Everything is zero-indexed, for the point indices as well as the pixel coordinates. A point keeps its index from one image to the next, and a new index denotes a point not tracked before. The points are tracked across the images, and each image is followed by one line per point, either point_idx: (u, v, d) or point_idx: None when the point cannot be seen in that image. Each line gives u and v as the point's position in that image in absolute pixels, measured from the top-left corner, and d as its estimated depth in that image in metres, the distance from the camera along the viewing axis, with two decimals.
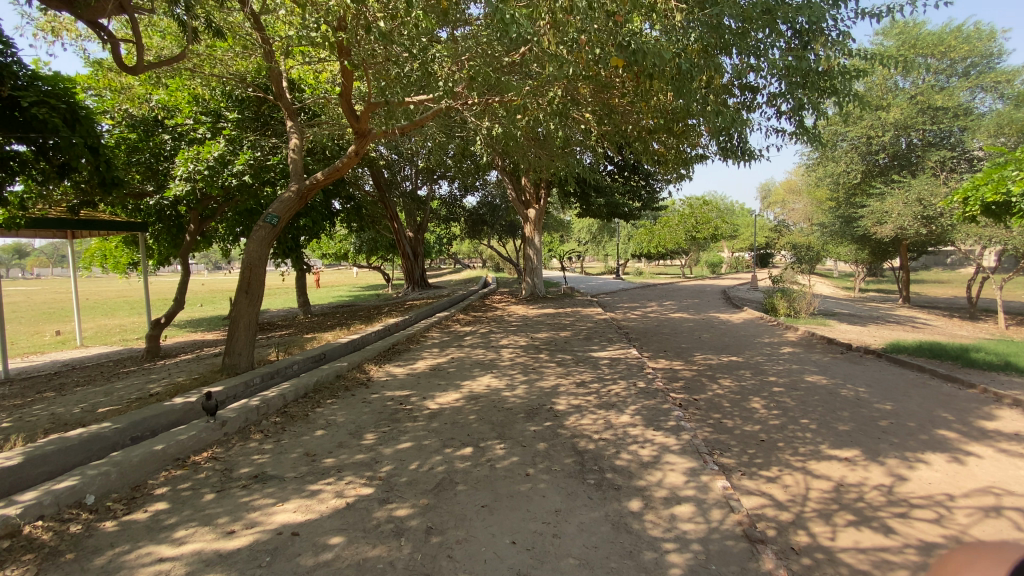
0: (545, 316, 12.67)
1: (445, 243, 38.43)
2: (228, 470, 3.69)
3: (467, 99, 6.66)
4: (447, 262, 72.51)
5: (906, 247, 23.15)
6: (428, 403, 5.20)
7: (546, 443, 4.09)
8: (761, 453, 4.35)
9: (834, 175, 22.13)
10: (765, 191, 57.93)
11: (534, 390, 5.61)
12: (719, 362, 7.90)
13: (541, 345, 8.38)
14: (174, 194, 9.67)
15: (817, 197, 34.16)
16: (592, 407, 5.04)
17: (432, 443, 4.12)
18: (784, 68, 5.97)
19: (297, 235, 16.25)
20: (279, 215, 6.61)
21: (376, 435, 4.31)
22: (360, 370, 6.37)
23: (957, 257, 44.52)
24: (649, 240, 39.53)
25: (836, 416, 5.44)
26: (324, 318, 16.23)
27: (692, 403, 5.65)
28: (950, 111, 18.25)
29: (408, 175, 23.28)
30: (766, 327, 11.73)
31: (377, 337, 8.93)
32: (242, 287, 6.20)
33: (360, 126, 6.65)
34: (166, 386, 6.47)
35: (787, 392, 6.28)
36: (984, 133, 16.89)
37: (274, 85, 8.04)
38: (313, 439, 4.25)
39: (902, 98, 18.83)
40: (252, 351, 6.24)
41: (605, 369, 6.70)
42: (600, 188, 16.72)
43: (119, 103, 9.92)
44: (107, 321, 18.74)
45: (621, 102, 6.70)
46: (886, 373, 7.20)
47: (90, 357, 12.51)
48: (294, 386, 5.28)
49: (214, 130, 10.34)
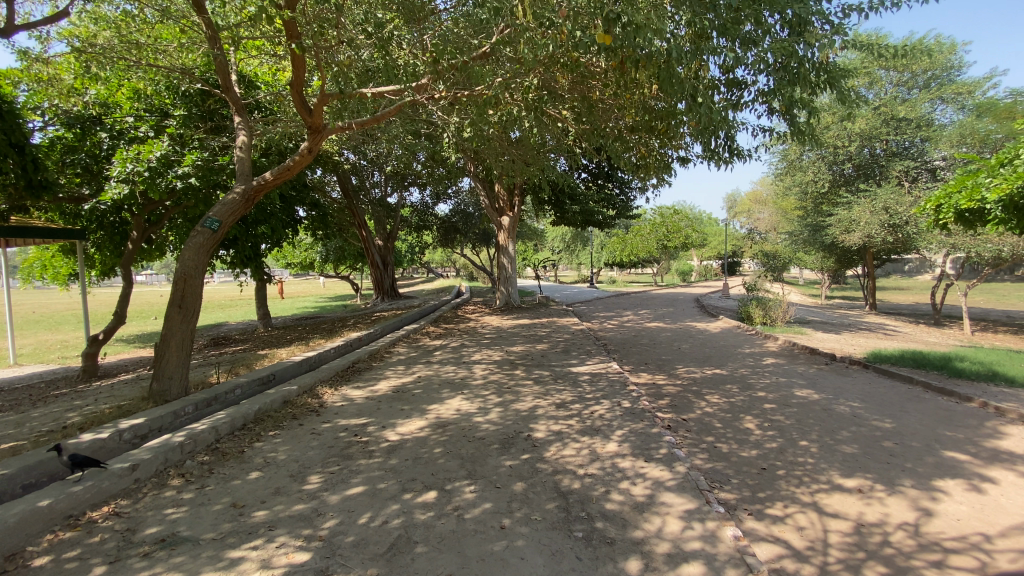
0: (519, 328, 12.09)
1: (416, 253, 37.61)
2: (130, 532, 2.95)
3: (435, 92, 6.04)
4: (420, 271, 71.50)
5: (873, 255, 23.57)
6: (387, 433, 4.54)
7: (524, 483, 3.49)
8: (765, 485, 3.85)
9: (802, 184, 22.38)
10: (731, 201, 59.10)
11: (509, 415, 5.01)
12: (704, 376, 7.44)
13: (515, 360, 7.79)
14: (109, 198, 8.77)
15: (784, 206, 34.82)
16: (574, 435, 4.47)
17: (389, 487, 3.48)
18: (774, 64, 5.46)
19: (256, 245, 15.29)
20: (221, 219, 5.87)
21: (322, 478, 3.64)
22: (312, 394, 5.68)
23: (915, 262, 46.11)
24: (622, 249, 39.51)
25: (837, 436, 5.01)
26: (285, 332, 15.23)
27: (682, 425, 5.14)
28: (914, 122, 18.64)
29: (376, 182, 22.49)
30: (745, 337, 11.43)
31: (337, 353, 8.22)
32: (174, 300, 5.42)
33: (314, 120, 6.02)
34: (85, 414, 5.61)
35: (780, 409, 5.85)
36: (948, 143, 17.19)
37: (219, 76, 7.27)
38: (244, 485, 3.55)
39: (867, 108, 19.12)
40: (186, 374, 5.45)
41: (586, 387, 6.15)
42: (574, 195, 16.33)
43: (47, 97, 8.85)
44: (46, 336, 17.25)
45: (601, 95, 6.20)
46: (877, 386, 6.87)
47: (19, 377, 11.30)
48: (231, 416, 4.57)
49: (158, 129, 9.51)
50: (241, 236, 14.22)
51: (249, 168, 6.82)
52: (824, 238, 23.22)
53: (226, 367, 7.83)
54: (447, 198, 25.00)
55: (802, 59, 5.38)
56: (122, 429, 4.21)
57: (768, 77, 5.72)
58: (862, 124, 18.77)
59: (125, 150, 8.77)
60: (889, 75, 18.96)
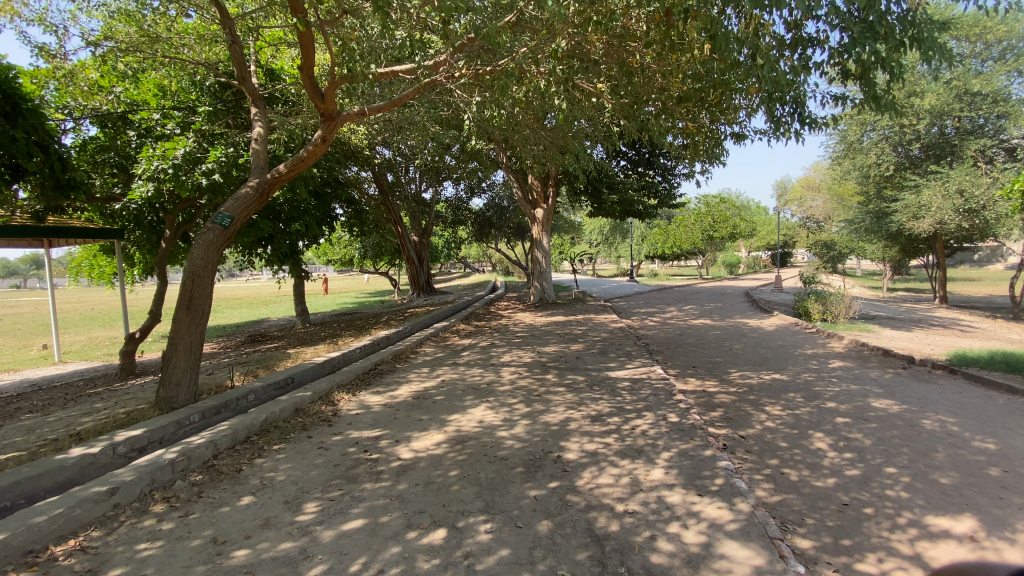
0: (554, 326, 11.46)
1: (452, 249, 37.47)
2: (91, 574, 2.55)
3: (455, 70, 5.61)
4: (457, 266, 71.73)
5: (943, 243, 21.56)
6: (400, 449, 4.04)
7: (550, 522, 2.91)
8: (850, 527, 3.12)
9: (862, 169, 20.67)
10: (781, 189, 56.18)
11: (538, 430, 4.41)
12: (761, 383, 6.62)
13: (548, 362, 7.18)
14: (138, 196, 8.72)
15: (840, 192, 32.66)
16: (612, 457, 3.84)
17: (391, 521, 2.97)
18: (844, 15, 4.64)
19: (293, 243, 15.31)
20: (233, 214, 5.54)
21: (318, 507, 3.18)
22: (327, 401, 5.28)
23: (986, 250, 42.40)
24: (664, 240, 38.10)
25: (931, 461, 4.16)
26: (319, 329, 15.18)
27: (739, 445, 4.42)
28: (991, 97, 16.84)
29: (411, 177, 22.28)
30: (803, 335, 10.41)
31: (362, 354, 7.85)
32: (183, 301, 5.10)
33: (326, 105, 5.62)
34: (101, 420, 5.41)
35: (856, 425, 5.01)
36: None
37: (234, 64, 6.94)
38: (232, 514, 3.12)
39: (937, 83, 17.38)
40: (196, 379, 5.15)
41: (626, 396, 5.47)
42: (612, 184, 15.51)
43: (73, 96, 8.86)
44: (97, 333, 17.85)
45: (643, 60, 5.49)
46: (972, 396, 5.86)
47: (64, 375, 11.57)
48: (234, 428, 4.20)
49: (184, 125, 9.42)
50: (277, 234, 14.21)
51: (266, 159, 6.49)
52: (888, 226, 21.39)
53: (250, 368, 7.60)
54: (481, 191, 24.58)
55: (883, 10, 4.55)
56: (116, 442, 3.88)
57: (842, 30, 4.86)
58: (930, 101, 17.08)
59: (151, 148, 8.71)
60: (960, 46, 17.13)
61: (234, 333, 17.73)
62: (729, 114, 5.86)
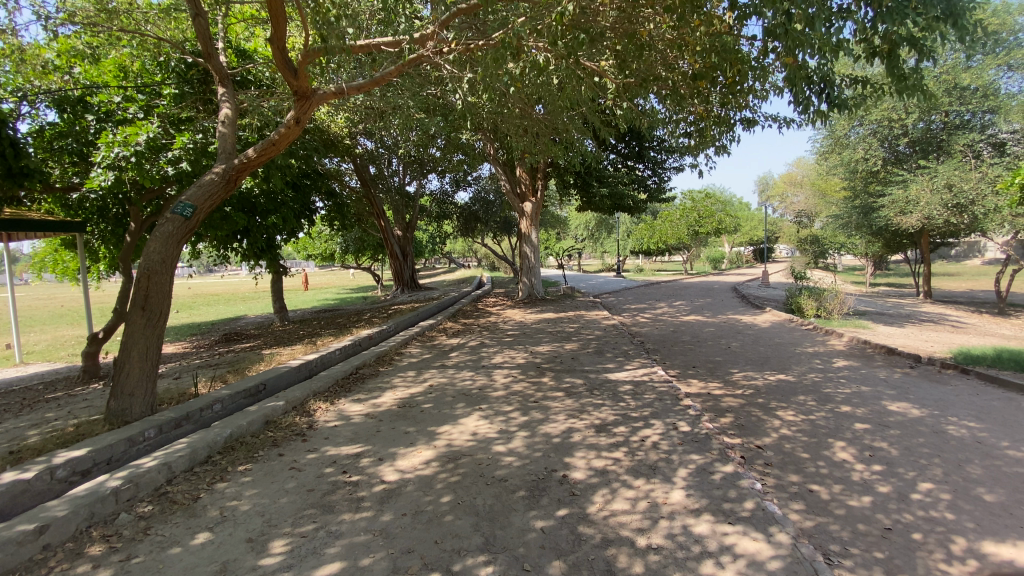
0: (544, 323, 11.03)
1: (437, 244, 36.83)
2: None
3: (445, 44, 5.18)
4: (441, 262, 70.90)
5: (928, 238, 21.67)
6: (383, 470, 3.56)
7: (564, 563, 2.47)
8: (902, 559, 2.74)
9: (850, 164, 20.63)
10: (763, 185, 56.56)
11: (538, 444, 3.96)
12: (768, 386, 6.26)
13: (543, 364, 6.74)
14: (96, 186, 7.99)
15: (824, 188, 32.87)
16: (625, 477, 3.41)
17: (375, 564, 2.50)
18: None
19: (270, 237, 14.62)
20: (195, 204, 4.97)
21: (287, 545, 2.69)
22: (301, 411, 4.78)
23: (962, 246, 43.25)
24: (650, 236, 37.94)
25: (968, 476, 3.82)
26: (298, 327, 14.52)
27: (758, 458, 4.04)
28: (979, 91, 16.88)
29: (395, 170, 21.65)
30: (800, 333, 10.14)
31: (342, 356, 7.32)
32: (137, 302, 4.53)
33: (299, 83, 5.10)
34: (45, 434, 4.80)
35: (877, 433, 4.68)
36: None
37: (200, 40, 6.29)
38: (183, 557, 2.62)
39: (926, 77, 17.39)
40: (152, 389, 4.58)
41: (630, 402, 5.06)
42: (602, 177, 15.12)
43: (24, 77, 8.07)
44: (60, 332, 16.86)
45: (655, 28, 5.10)
46: (990, 399, 5.58)
47: (20, 377, 10.76)
48: (193, 446, 3.68)
49: (148, 110, 8.66)
50: (253, 227, 13.50)
51: (234, 144, 5.93)
52: (875, 221, 21.40)
53: (221, 372, 7.02)
54: (467, 185, 24.04)
55: None
56: (51, 467, 3.32)
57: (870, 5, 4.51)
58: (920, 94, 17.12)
59: (111, 133, 7.92)
60: None
61: (209, 332, 16.93)
62: (742, 96, 5.48)
